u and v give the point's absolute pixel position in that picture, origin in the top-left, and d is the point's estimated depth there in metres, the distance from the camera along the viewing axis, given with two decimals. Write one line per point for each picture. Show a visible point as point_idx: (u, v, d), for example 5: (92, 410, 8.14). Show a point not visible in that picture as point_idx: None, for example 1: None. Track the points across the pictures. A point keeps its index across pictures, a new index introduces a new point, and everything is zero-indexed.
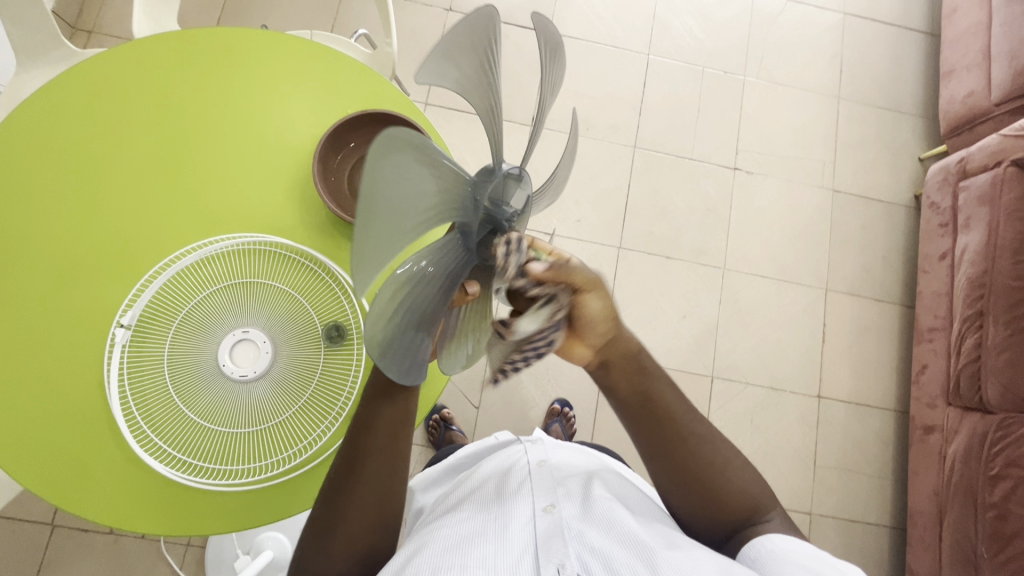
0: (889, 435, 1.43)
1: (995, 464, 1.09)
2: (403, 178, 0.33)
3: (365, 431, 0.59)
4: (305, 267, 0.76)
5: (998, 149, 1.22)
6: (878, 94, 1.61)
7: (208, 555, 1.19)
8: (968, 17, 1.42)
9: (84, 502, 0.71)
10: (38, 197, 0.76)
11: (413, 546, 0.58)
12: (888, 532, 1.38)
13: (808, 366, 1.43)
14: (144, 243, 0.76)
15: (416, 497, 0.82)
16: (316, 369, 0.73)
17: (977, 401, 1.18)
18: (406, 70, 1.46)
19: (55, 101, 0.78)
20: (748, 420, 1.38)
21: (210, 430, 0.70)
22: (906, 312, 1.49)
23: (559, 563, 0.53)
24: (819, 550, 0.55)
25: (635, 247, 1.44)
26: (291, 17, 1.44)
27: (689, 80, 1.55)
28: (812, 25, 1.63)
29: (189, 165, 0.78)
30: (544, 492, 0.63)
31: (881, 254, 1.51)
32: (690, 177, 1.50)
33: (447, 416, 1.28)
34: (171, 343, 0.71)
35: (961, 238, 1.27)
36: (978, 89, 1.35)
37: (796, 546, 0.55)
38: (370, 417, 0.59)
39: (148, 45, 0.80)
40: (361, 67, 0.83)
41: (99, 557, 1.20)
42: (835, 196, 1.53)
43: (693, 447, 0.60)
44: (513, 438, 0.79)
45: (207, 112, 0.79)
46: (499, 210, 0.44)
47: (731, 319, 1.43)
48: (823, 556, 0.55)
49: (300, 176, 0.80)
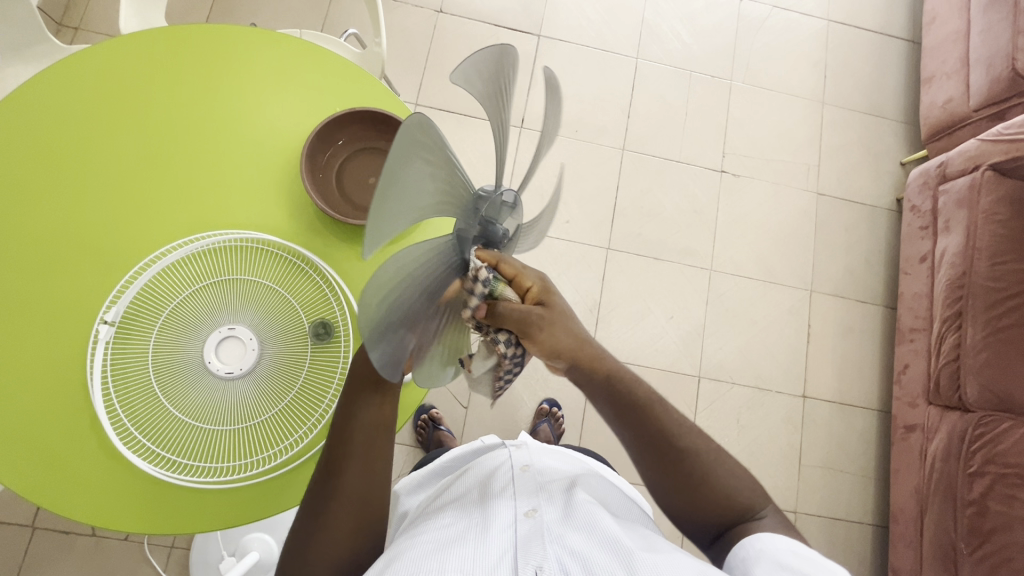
0: (872, 435, 1.45)
1: (973, 462, 1.12)
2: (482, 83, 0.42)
3: (342, 438, 0.59)
4: (294, 264, 0.76)
5: (976, 154, 1.25)
6: (861, 99, 1.64)
7: (193, 558, 1.17)
8: (947, 25, 1.45)
9: (64, 501, 0.71)
10: (18, 192, 0.75)
11: (391, 553, 0.57)
12: (871, 530, 1.40)
13: (793, 366, 1.45)
14: (128, 239, 0.75)
15: (401, 500, 0.81)
16: (303, 367, 0.73)
17: (956, 400, 1.20)
18: (397, 71, 1.47)
19: (40, 96, 0.78)
20: (734, 420, 1.40)
21: (194, 427, 0.69)
22: (888, 313, 1.52)
23: (537, 565, 0.52)
24: (807, 546, 0.55)
25: (624, 248, 1.45)
26: (280, 16, 1.43)
27: (677, 83, 1.57)
28: (798, 31, 1.65)
29: (175, 161, 0.78)
30: (527, 497, 0.63)
31: (864, 257, 1.54)
32: (678, 179, 1.51)
33: (436, 416, 1.28)
34: (155, 339, 0.70)
35: (941, 241, 1.30)
36: (957, 95, 1.38)
37: (789, 544, 0.55)
38: (347, 421, 0.60)
39: (135, 40, 0.80)
40: (349, 65, 0.84)
41: (81, 560, 1.19)
42: (820, 199, 1.56)
43: (679, 443, 0.61)
44: (500, 443, 0.80)
45: (194, 108, 0.79)
46: (493, 227, 0.48)
47: (717, 320, 1.45)
48: (812, 551, 0.55)
49: (286, 175, 0.80)
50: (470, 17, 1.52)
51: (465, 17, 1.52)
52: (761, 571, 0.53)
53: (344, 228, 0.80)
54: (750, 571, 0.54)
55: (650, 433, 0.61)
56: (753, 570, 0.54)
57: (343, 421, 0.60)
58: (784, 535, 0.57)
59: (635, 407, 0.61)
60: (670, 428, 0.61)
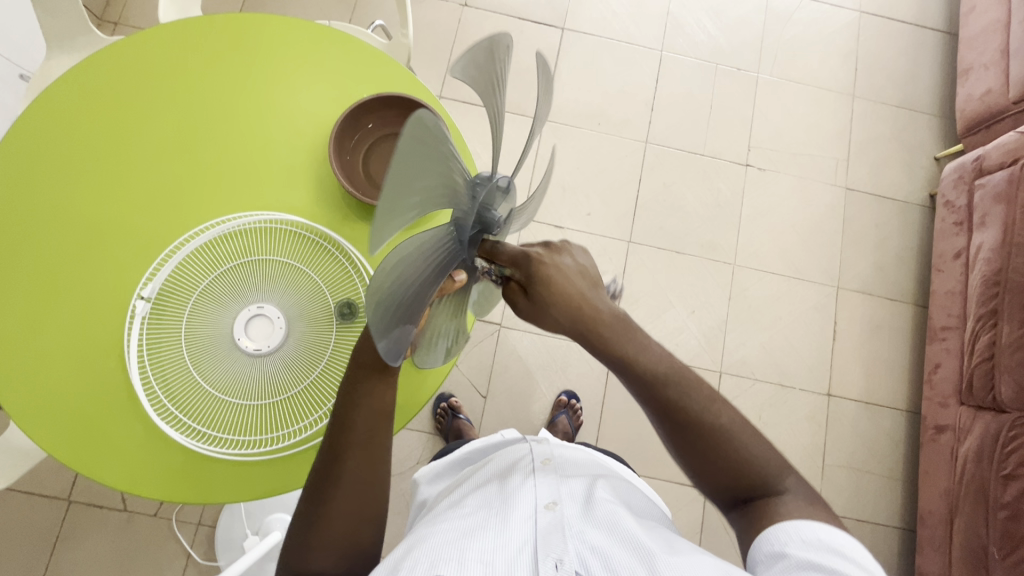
0: (900, 435, 1.42)
1: (1007, 464, 1.08)
2: (478, 67, 0.42)
3: (342, 430, 0.60)
4: (321, 247, 0.78)
5: (1016, 146, 1.21)
6: (894, 92, 1.60)
7: (218, 537, 1.21)
8: (986, 15, 1.41)
9: (99, 468, 0.73)
10: (63, 171, 0.79)
11: (412, 539, 0.58)
12: (897, 532, 1.37)
13: (818, 363, 1.43)
14: (165, 219, 0.78)
15: (421, 489, 0.83)
16: (328, 346, 0.75)
17: (990, 400, 1.16)
18: (421, 63, 1.48)
19: (87, 79, 0.81)
20: (755, 416, 1.38)
21: (224, 401, 0.72)
22: (919, 312, 1.48)
23: (558, 559, 0.54)
24: (840, 536, 0.54)
25: (645, 241, 1.44)
26: (310, 10, 1.46)
27: (702, 76, 1.55)
28: (828, 23, 1.62)
29: (210, 144, 0.80)
30: (547, 489, 0.63)
31: (894, 254, 1.50)
32: (702, 173, 1.50)
33: (455, 405, 1.30)
34: (189, 315, 0.73)
35: (976, 237, 1.26)
36: (996, 86, 1.34)
37: (815, 534, 0.54)
38: (348, 410, 0.60)
39: (177, 27, 0.83)
40: (377, 52, 0.85)
41: (113, 535, 1.23)
42: (848, 194, 1.53)
43: (688, 413, 0.60)
44: (520, 437, 0.80)
45: (231, 93, 0.82)
46: (489, 216, 0.48)
47: (740, 315, 1.43)
48: (845, 541, 0.54)
49: (315, 160, 0.82)
50: (495, 11, 1.53)
51: (490, 11, 1.53)
52: (784, 568, 0.53)
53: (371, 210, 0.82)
54: (774, 566, 0.54)
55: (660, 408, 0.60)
56: (777, 567, 0.53)
57: (344, 410, 0.60)
58: (810, 519, 0.56)
59: (644, 380, 0.59)
60: (679, 397, 0.60)
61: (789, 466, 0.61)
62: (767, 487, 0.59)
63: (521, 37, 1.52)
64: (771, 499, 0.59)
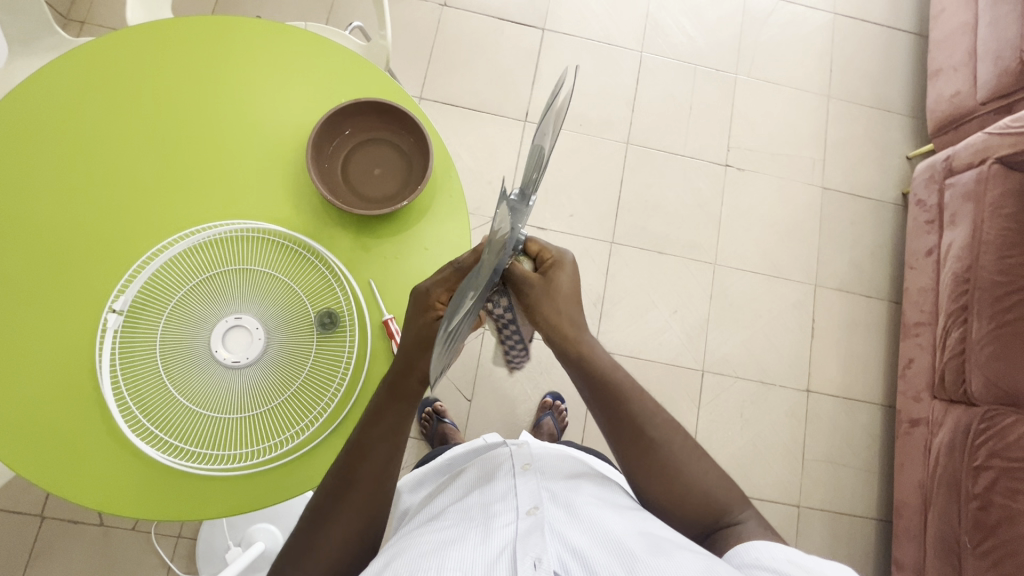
0: (877, 429, 1.45)
1: (978, 456, 1.11)
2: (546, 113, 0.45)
3: (356, 461, 0.61)
4: (299, 255, 0.76)
5: (983, 147, 1.24)
6: (867, 93, 1.63)
7: (199, 548, 1.18)
8: (955, 18, 1.44)
9: (68, 486, 0.71)
10: (29, 177, 0.76)
11: (393, 549, 0.58)
12: (874, 524, 1.40)
13: (798, 361, 1.45)
14: (134, 228, 0.76)
15: (403, 498, 0.82)
16: (309, 358, 0.73)
17: (961, 394, 1.19)
18: (399, 64, 1.47)
19: (56, 80, 0.78)
20: (738, 414, 1.40)
21: (202, 415, 0.70)
22: (893, 308, 1.51)
23: (536, 558, 0.52)
24: (813, 560, 0.54)
25: (627, 241, 1.45)
26: (286, 10, 1.44)
27: (681, 77, 1.56)
28: (803, 25, 1.65)
29: (184, 152, 0.78)
30: (528, 495, 0.62)
31: (870, 251, 1.53)
32: (682, 173, 1.51)
33: (440, 409, 1.29)
34: (164, 327, 0.71)
35: (947, 235, 1.29)
36: (964, 88, 1.37)
37: (787, 555, 0.55)
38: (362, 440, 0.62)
39: (151, 28, 0.81)
40: (357, 58, 0.84)
41: (89, 551, 1.20)
42: (824, 193, 1.55)
43: (655, 430, 0.64)
44: (500, 441, 0.79)
45: (207, 99, 0.80)
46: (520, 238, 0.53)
47: (721, 314, 1.45)
48: (817, 565, 0.54)
49: (294, 166, 0.80)
50: (475, 11, 1.52)
51: (470, 11, 1.52)
52: None
53: (355, 220, 0.80)
54: None
55: (629, 423, 0.64)
56: None
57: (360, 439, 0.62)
58: (775, 543, 0.58)
59: (612, 390, 0.64)
60: (648, 416, 0.64)
61: (746, 500, 0.64)
62: (727, 520, 0.62)
63: (500, 38, 1.51)
64: (732, 529, 0.61)
